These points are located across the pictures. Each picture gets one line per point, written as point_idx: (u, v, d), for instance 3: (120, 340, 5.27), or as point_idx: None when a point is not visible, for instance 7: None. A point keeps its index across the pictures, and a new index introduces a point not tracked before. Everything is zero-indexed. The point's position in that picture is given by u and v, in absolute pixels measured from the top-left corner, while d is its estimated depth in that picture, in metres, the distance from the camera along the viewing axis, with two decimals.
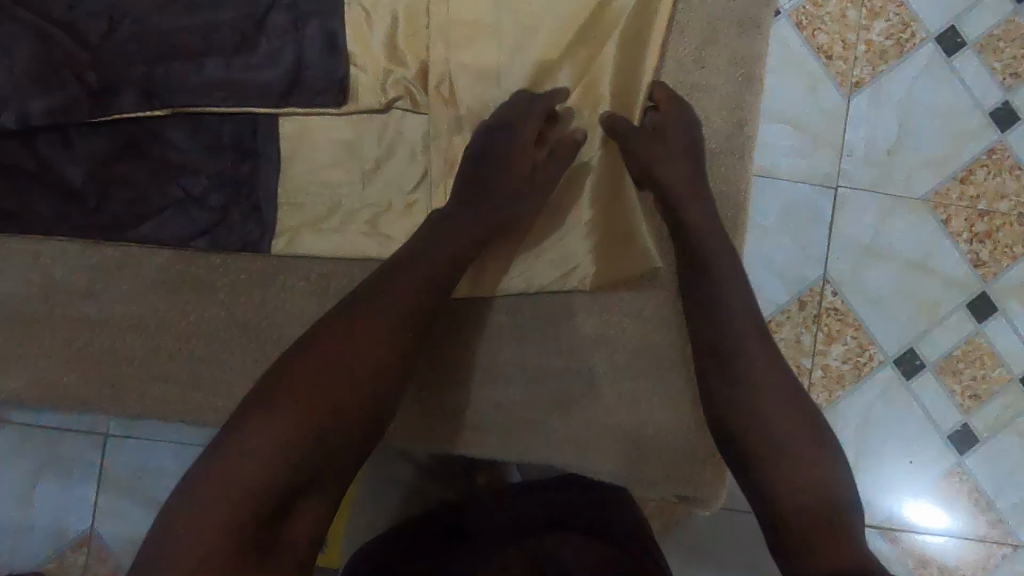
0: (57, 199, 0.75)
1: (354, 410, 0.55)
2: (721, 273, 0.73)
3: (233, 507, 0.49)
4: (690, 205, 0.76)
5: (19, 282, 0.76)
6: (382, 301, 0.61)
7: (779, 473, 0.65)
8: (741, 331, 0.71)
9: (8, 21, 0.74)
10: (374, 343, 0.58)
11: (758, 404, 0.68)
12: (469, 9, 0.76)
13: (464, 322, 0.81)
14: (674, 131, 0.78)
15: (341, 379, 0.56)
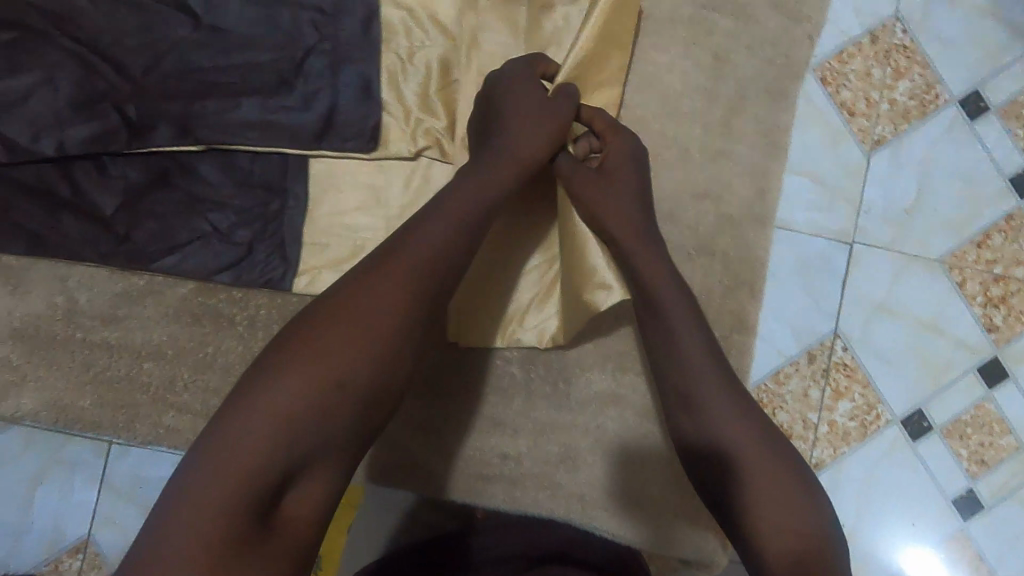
0: (86, 226, 0.76)
1: (358, 396, 0.54)
2: (680, 307, 0.69)
3: (247, 479, 0.48)
4: (643, 248, 0.70)
5: (43, 304, 0.77)
6: (384, 284, 0.58)
7: (757, 516, 0.60)
8: (702, 370, 0.66)
9: (54, 50, 0.76)
10: (379, 329, 0.56)
11: (728, 445, 0.63)
12: None
13: (475, 366, 0.81)
14: (617, 165, 0.73)
15: (344, 365, 0.54)
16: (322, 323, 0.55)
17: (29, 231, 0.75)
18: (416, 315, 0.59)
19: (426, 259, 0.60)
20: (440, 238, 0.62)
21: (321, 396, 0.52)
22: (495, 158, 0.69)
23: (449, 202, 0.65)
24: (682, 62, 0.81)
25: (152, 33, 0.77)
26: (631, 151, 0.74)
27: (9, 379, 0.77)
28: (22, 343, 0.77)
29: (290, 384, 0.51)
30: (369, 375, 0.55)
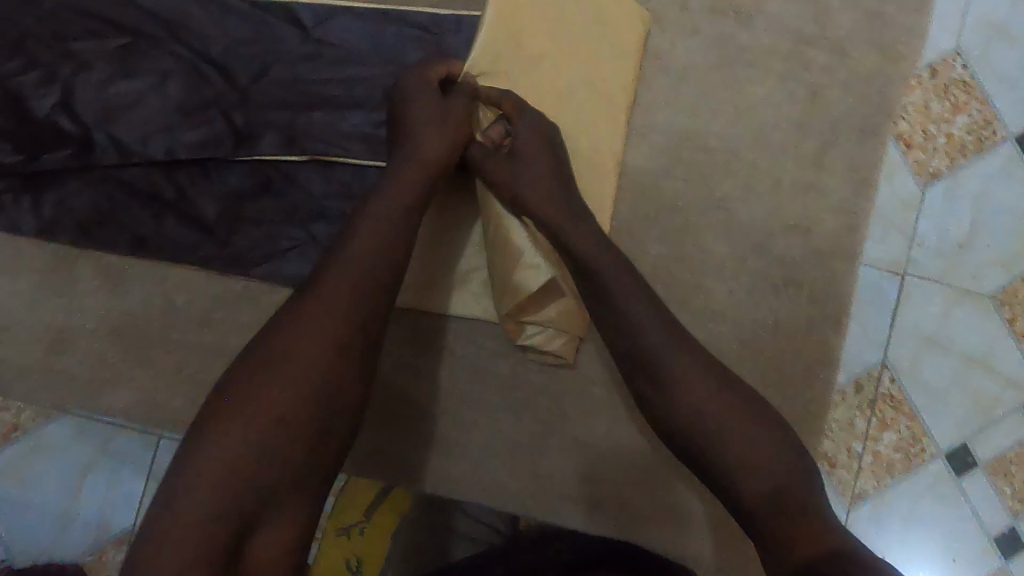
0: (189, 229, 0.77)
1: (306, 428, 0.53)
2: (619, 270, 0.68)
3: (208, 528, 0.47)
4: (581, 230, 0.69)
5: (141, 303, 0.78)
6: (315, 314, 0.57)
7: (732, 468, 0.58)
8: (651, 329, 0.65)
9: (167, 56, 0.78)
10: (313, 362, 0.55)
11: (687, 400, 0.61)
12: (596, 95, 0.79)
13: (562, 387, 0.81)
14: (525, 146, 0.72)
15: (283, 405, 0.53)
16: (255, 370, 0.54)
17: (134, 232, 0.77)
18: (353, 339, 0.57)
19: (355, 287, 0.58)
20: (366, 248, 0.61)
21: (266, 441, 0.51)
22: (402, 170, 0.66)
23: (368, 228, 0.62)
24: (777, 94, 0.82)
25: (262, 45, 0.79)
26: (544, 130, 0.73)
27: (103, 376, 0.77)
28: (118, 341, 0.78)
29: (231, 441, 0.50)
30: (313, 405, 0.54)
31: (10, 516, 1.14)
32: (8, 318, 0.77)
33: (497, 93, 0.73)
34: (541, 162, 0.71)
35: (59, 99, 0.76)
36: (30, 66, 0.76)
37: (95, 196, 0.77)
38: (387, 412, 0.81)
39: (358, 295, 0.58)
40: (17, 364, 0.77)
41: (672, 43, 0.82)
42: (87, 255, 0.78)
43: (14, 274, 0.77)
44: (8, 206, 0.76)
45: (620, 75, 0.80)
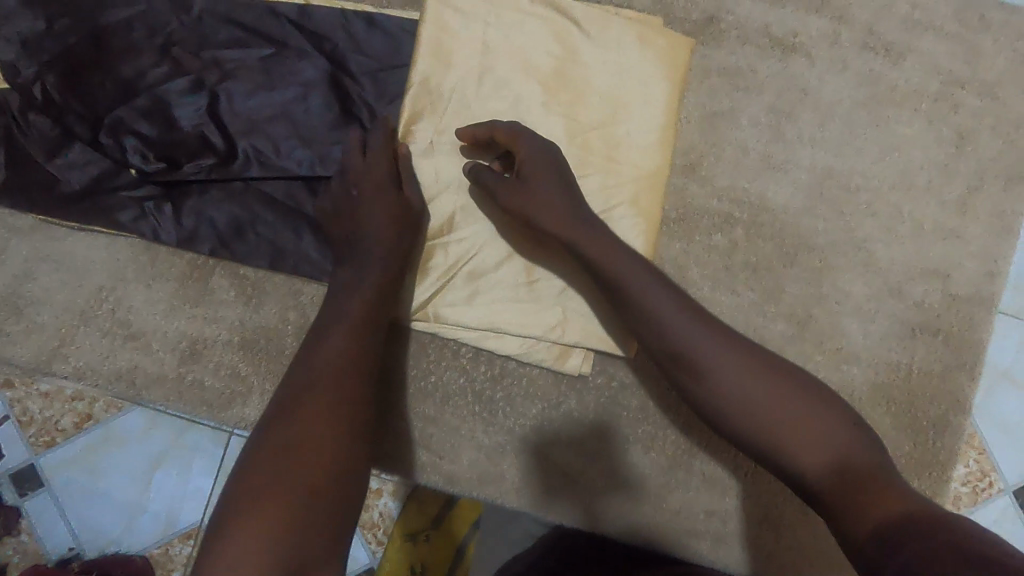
0: (327, 246, 0.76)
1: (332, 500, 0.52)
2: (634, 266, 0.66)
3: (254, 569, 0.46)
4: (590, 236, 0.67)
5: (276, 318, 0.77)
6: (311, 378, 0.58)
7: (795, 452, 0.57)
8: (680, 323, 0.63)
9: (310, 68, 0.77)
10: (312, 418, 0.55)
11: (739, 394, 0.60)
12: (739, 135, 0.80)
13: (690, 425, 0.79)
14: (535, 163, 0.70)
15: (304, 485, 0.51)
16: (263, 458, 0.52)
17: (272, 245, 0.76)
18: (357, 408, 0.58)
19: (349, 364, 0.60)
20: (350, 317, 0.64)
21: (293, 521, 0.49)
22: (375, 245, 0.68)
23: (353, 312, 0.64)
24: (925, 136, 0.80)
25: (406, 62, 0.78)
26: (546, 148, 0.71)
27: (235, 388, 0.77)
28: (252, 354, 0.77)
29: (253, 535, 0.47)
30: (330, 476, 0.53)
31: (75, 512, 1.01)
32: (143, 324, 0.77)
33: (485, 124, 0.73)
34: (542, 176, 0.69)
35: (203, 108, 0.74)
36: (175, 72, 0.74)
37: (235, 208, 0.75)
38: (516, 438, 0.79)
39: (355, 371, 0.60)
40: (150, 372, 0.76)
41: (820, 78, 0.80)
42: (223, 266, 0.77)
43: (151, 281, 0.77)
44: (148, 213, 0.75)
45: (754, 116, 0.80)
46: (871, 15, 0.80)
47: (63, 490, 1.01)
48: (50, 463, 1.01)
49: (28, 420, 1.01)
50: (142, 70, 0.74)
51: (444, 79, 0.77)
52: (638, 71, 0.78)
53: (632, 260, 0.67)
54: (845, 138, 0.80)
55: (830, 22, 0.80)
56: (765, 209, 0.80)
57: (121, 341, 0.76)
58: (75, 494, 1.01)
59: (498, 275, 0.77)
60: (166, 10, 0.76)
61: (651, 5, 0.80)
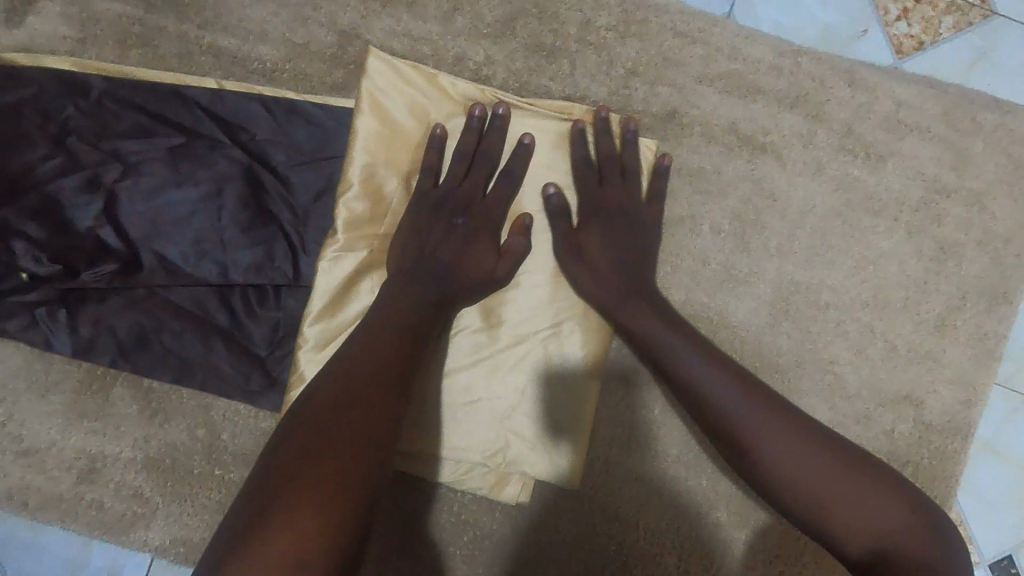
0: (239, 360, 0.69)
1: (337, 539, 0.46)
2: (669, 332, 0.64)
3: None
4: (630, 315, 0.66)
5: (183, 434, 0.71)
6: (343, 393, 0.53)
7: (837, 524, 0.53)
8: (718, 386, 0.60)
9: (224, 160, 0.69)
10: (338, 435, 0.50)
11: (780, 463, 0.56)
12: (699, 242, 0.73)
13: (634, 559, 0.73)
14: (599, 223, 0.69)
15: (308, 519, 0.46)
16: (267, 497, 0.47)
17: (178, 357, 0.69)
18: (375, 446, 0.51)
19: (368, 396, 0.53)
20: (393, 337, 0.58)
21: (291, 561, 0.44)
22: (411, 285, 0.63)
23: (377, 340, 0.58)
24: (904, 248, 0.73)
25: (333, 156, 0.70)
26: (631, 203, 0.70)
27: (138, 509, 0.70)
28: (158, 473, 0.70)
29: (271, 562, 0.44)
30: (333, 512, 0.47)
31: None
32: (37, 439, 0.70)
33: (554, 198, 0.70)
34: (612, 241, 0.69)
35: (101, 207, 0.67)
36: (71, 167, 0.67)
37: (138, 316, 0.68)
38: (443, 567, 0.73)
39: (377, 406, 0.53)
40: (45, 492, 0.70)
41: (791, 182, 0.73)
42: (125, 377, 0.70)
43: (45, 392, 0.70)
44: (41, 321, 0.68)
45: (716, 223, 0.73)
46: (850, 112, 0.73)
47: None
48: None
49: None
50: (32, 164, 0.66)
51: (373, 180, 0.69)
52: (588, 175, 0.70)
53: (655, 317, 0.66)
54: (816, 248, 0.73)
55: (805, 119, 0.73)
56: (726, 325, 0.73)
57: (12, 458, 0.70)
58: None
59: (427, 394, 0.70)
60: (62, 93, 0.68)
61: (608, 96, 0.72)
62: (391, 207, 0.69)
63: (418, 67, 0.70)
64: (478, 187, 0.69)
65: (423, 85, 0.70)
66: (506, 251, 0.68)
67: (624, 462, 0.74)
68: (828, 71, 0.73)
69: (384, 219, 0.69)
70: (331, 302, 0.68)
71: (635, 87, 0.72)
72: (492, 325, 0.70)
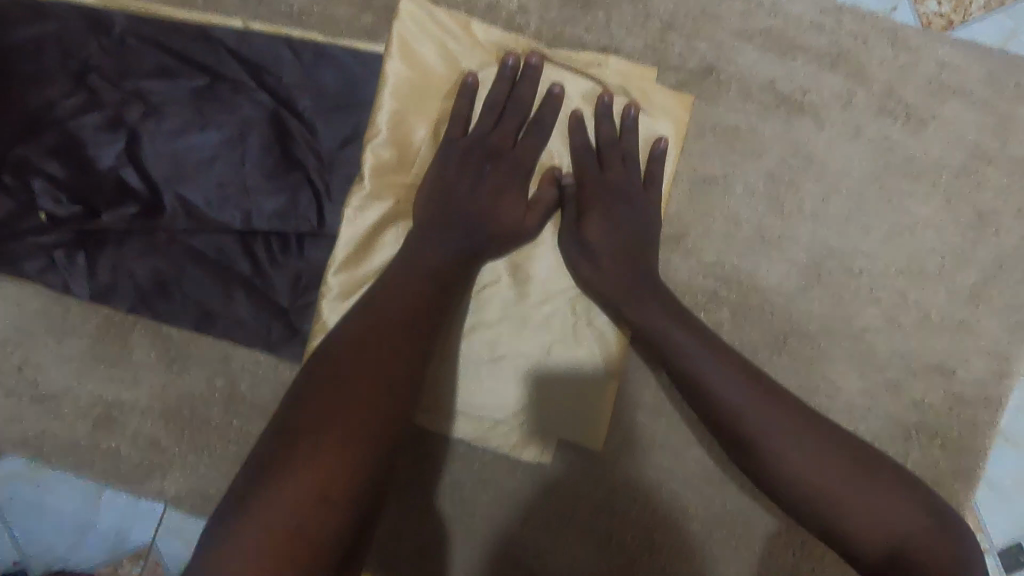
0: (261, 309, 0.68)
1: (347, 508, 0.45)
2: (674, 327, 0.63)
3: (279, 542, 0.42)
4: (636, 302, 0.64)
5: (202, 384, 0.69)
6: (365, 345, 0.51)
7: (847, 526, 0.52)
8: (726, 382, 0.59)
9: (249, 103, 0.67)
10: (358, 389, 0.49)
11: (788, 462, 0.56)
12: (732, 202, 0.71)
13: (655, 522, 0.73)
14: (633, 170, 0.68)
15: (317, 478, 0.44)
16: (276, 457, 0.45)
17: (198, 304, 0.68)
18: (392, 415, 0.49)
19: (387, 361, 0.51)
20: (417, 290, 0.56)
21: (301, 518, 0.43)
22: (438, 234, 0.62)
23: (397, 299, 0.55)
24: (941, 215, 0.72)
25: (361, 103, 0.69)
26: (631, 187, 0.67)
27: (155, 459, 0.69)
28: (176, 423, 0.69)
29: (279, 515, 0.43)
30: (349, 481, 0.45)
31: None
32: (53, 385, 0.69)
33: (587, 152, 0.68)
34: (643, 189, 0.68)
35: (123, 148, 0.65)
36: (92, 105, 0.65)
37: (159, 261, 0.67)
38: (464, 526, 0.73)
39: (395, 375, 0.51)
40: (60, 438, 0.69)
41: (829, 144, 0.71)
42: (144, 324, 0.69)
43: (62, 337, 0.69)
44: (59, 264, 0.66)
45: (751, 183, 0.71)
46: (891, 73, 0.71)
47: None
48: None
49: None
50: (53, 101, 0.65)
51: (402, 128, 0.67)
52: (623, 128, 0.68)
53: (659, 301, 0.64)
54: (852, 212, 0.71)
55: (845, 79, 0.71)
56: (757, 288, 0.71)
57: (27, 403, 0.69)
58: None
59: (451, 348, 0.69)
60: (83, 30, 0.66)
61: (643, 49, 0.71)
62: (420, 156, 0.68)
63: (452, 13, 0.68)
64: (509, 135, 0.67)
65: (455, 32, 0.68)
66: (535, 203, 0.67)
67: (649, 425, 0.73)
68: (870, 30, 0.71)
69: (412, 168, 0.67)
70: (356, 251, 0.66)
71: (673, 41, 0.70)
72: (519, 281, 0.69)
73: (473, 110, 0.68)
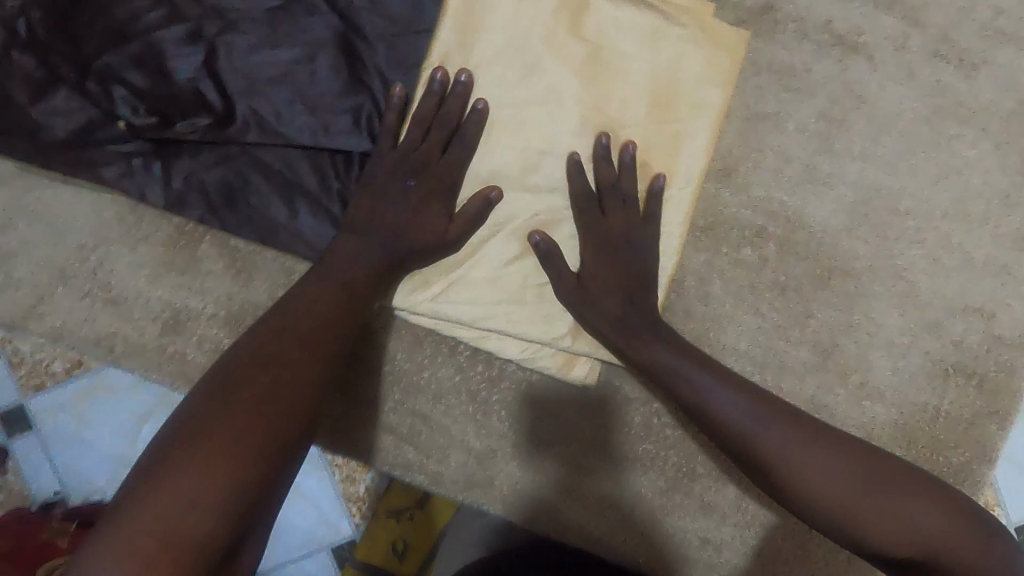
0: (324, 223, 0.71)
1: (219, 518, 0.46)
2: (683, 361, 0.67)
3: (181, 501, 0.45)
4: (638, 334, 0.68)
5: (266, 294, 0.73)
6: (285, 334, 0.56)
7: (871, 532, 0.55)
8: (733, 409, 0.63)
9: (320, 24, 0.69)
10: (277, 372, 0.53)
11: (803, 478, 0.59)
12: (783, 140, 0.73)
13: (694, 449, 0.75)
14: (687, 104, 0.71)
15: (229, 447, 0.48)
16: (150, 472, 0.46)
17: (264, 217, 0.71)
18: (276, 431, 0.50)
19: (277, 379, 0.52)
20: (349, 286, 0.62)
21: (210, 483, 0.46)
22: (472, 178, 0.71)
23: (286, 322, 0.57)
24: (989, 159, 0.73)
25: (426, 29, 0.71)
26: (681, 121, 0.71)
27: None
28: (239, 330, 0.73)
29: (187, 477, 0.46)
30: (223, 493, 0.46)
31: (29, 472, 0.90)
32: (125, 289, 0.72)
33: (642, 85, 0.71)
34: (693, 124, 0.71)
35: (200, 62, 0.68)
36: (172, 19, 0.68)
37: (229, 173, 0.70)
38: (508, 445, 0.75)
39: (301, 372, 0.54)
40: (131, 341, 0.72)
41: (881, 85, 0.72)
42: (212, 235, 0.72)
43: (135, 244, 0.72)
44: (135, 172, 0.70)
45: (803, 121, 0.73)
46: (947, 17, 0.72)
47: (24, 454, 0.90)
48: (42, 406, 0.89)
49: (22, 357, 0.89)
50: (135, 13, 0.67)
51: (466, 52, 0.70)
52: (678, 63, 0.71)
53: (651, 321, 0.68)
54: (901, 154, 0.73)
55: (900, 22, 0.72)
56: (804, 225, 0.73)
57: (100, 305, 0.72)
58: (58, 439, 0.90)
59: (504, 269, 0.72)
60: None
61: None
62: (482, 82, 0.70)
63: None
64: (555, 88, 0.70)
65: None
66: (591, 135, 0.71)
67: None
68: None
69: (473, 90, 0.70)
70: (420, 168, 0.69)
71: None
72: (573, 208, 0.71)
73: (536, 39, 0.70)
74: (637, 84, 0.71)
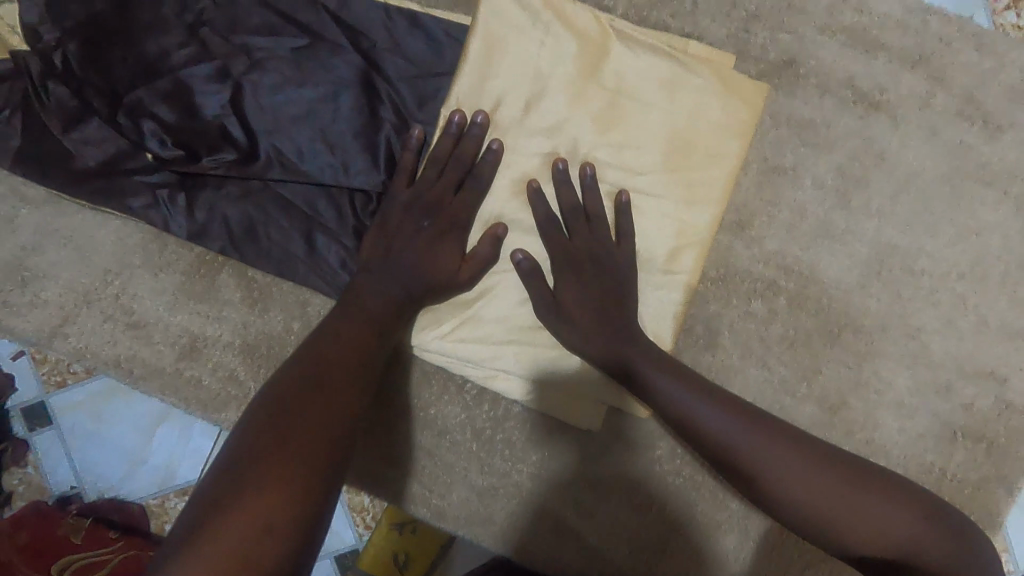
0: (339, 259, 0.72)
1: (287, 542, 0.48)
2: (659, 371, 0.65)
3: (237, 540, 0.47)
4: (625, 352, 0.66)
5: (280, 326, 0.74)
6: (310, 367, 0.57)
7: (849, 540, 0.55)
8: (719, 423, 0.61)
9: (343, 64, 0.71)
10: (305, 407, 0.54)
11: (788, 492, 0.57)
12: (799, 193, 0.73)
13: (694, 498, 0.76)
14: (704, 154, 0.71)
15: (270, 485, 0.49)
16: (207, 515, 0.48)
17: (282, 251, 0.72)
18: (314, 457, 0.51)
19: (309, 410, 0.54)
20: (373, 318, 0.63)
21: (259, 523, 0.48)
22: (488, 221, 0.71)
23: (324, 351, 0.59)
24: (1010, 222, 0.72)
25: (447, 73, 0.72)
26: (697, 172, 0.71)
27: (231, 391, 0.75)
28: (254, 358, 0.74)
29: (235, 519, 0.48)
30: (278, 521, 0.48)
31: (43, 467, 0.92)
32: (146, 313, 0.75)
33: (659, 134, 0.71)
34: (710, 174, 0.71)
35: (226, 99, 0.70)
36: (202, 56, 0.70)
37: (250, 208, 0.72)
38: (512, 483, 0.76)
39: (330, 400, 0.55)
40: (149, 363, 0.75)
41: (903, 143, 0.72)
42: (232, 266, 0.74)
43: (158, 271, 0.75)
44: (161, 202, 0.72)
45: (820, 176, 0.72)
46: (974, 77, 0.71)
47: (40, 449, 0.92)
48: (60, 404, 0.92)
49: (46, 358, 0.91)
50: (167, 50, 0.69)
51: (485, 97, 0.71)
52: (697, 114, 0.71)
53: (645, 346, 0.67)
54: (920, 213, 0.72)
55: (925, 80, 0.71)
56: (816, 280, 0.73)
57: (122, 328, 0.75)
58: (74, 438, 0.92)
59: (514, 313, 0.73)
60: None
61: (724, 38, 0.73)
62: (500, 128, 0.71)
63: None
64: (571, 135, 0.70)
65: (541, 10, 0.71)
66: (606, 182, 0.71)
67: None
68: (955, 33, 0.71)
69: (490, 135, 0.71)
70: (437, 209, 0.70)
71: (755, 31, 0.72)
72: None
73: (555, 86, 0.71)
74: (655, 133, 0.71)
